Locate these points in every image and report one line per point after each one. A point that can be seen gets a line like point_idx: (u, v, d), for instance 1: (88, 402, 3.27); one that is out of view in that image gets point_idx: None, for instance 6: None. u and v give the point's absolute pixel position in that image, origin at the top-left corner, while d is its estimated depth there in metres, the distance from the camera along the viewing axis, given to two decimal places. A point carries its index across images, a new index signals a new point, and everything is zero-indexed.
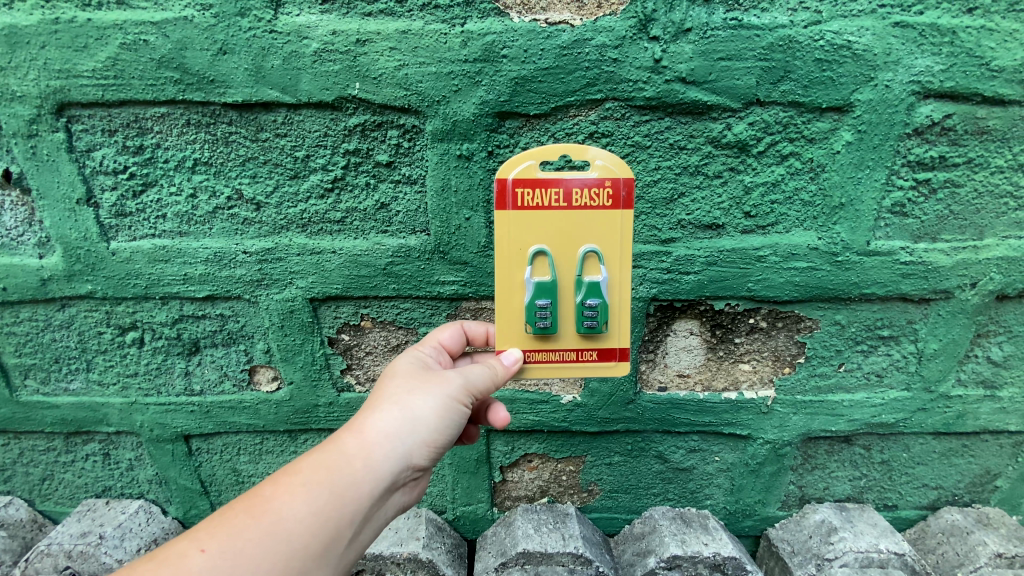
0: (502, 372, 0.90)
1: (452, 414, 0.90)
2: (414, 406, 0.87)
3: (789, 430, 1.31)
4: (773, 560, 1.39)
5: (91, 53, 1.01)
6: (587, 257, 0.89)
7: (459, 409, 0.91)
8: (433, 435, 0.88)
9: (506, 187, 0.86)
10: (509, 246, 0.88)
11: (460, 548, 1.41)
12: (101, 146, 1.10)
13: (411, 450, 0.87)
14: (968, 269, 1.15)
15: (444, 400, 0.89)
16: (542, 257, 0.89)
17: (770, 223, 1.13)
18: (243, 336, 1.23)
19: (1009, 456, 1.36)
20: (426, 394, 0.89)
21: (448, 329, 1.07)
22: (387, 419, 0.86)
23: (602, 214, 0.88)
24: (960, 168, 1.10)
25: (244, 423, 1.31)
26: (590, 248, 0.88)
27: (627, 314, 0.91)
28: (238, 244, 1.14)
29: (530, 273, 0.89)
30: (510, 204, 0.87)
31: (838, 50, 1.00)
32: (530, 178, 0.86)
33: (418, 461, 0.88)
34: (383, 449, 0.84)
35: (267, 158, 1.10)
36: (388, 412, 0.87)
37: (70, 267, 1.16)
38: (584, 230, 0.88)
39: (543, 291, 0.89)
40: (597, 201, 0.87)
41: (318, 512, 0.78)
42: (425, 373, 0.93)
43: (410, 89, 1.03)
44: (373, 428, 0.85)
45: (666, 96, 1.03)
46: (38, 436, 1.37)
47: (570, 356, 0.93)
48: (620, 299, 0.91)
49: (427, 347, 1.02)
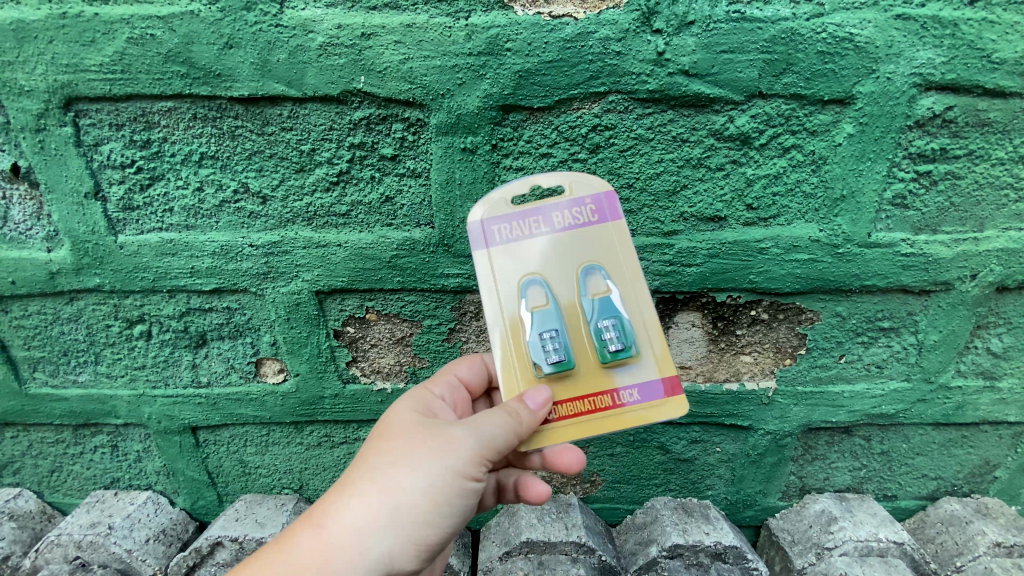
0: (528, 419, 0.84)
1: (459, 486, 0.84)
2: (417, 479, 0.82)
3: (790, 421, 1.33)
4: (773, 549, 1.41)
5: (99, 48, 1.02)
6: (585, 276, 0.90)
7: (464, 482, 0.84)
8: (431, 519, 0.83)
9: (505, 219, 0.90)
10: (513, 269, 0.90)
11: (464, 538, 1.43)
12: (109, 140, 1.10)
13: (397, 544, 0.81)
14: (968, 261, 1.16)
15: (440, 472, 0.83)
16: (532, 290, 0.90)
17: (772, 215, 1.14)
18: (250, 328, 1.24)
19: (1008, 447, 1.38)
20: (430, 469, 0.83)
21: (465, 364, 1.11)
22: (368, 513, 0.81)
23: (638, 373, 0.89)
24: (961, 160, 1.11)
25: (251, 415, 1.32)
26: (587, 268, 0.90)
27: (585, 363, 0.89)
28: (244, 237, 1.15)
29: (528, 314, 0.89)
30: (497, 239, 0.90)
31: (840, 43, 1.00)
32: (501, 214, 0.90)
33: (415, 552, 0.84)
34: (366, 548, 0.80)
35: (273, 151, 1.11)
36: (398, 484, 0.82)
37: (78, 261, 1.17)
38: (576, 254, 0.91)
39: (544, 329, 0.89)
40: (646, 365, 0.89)
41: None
42: (422, 433, 0.88)
43: (414, 82, 1.03)
44: (346, 523, 0.81)
45: (669, 89, 1.04)
46: (47, 428, 1.39)
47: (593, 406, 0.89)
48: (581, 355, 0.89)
49: (424, 391, 1.04)
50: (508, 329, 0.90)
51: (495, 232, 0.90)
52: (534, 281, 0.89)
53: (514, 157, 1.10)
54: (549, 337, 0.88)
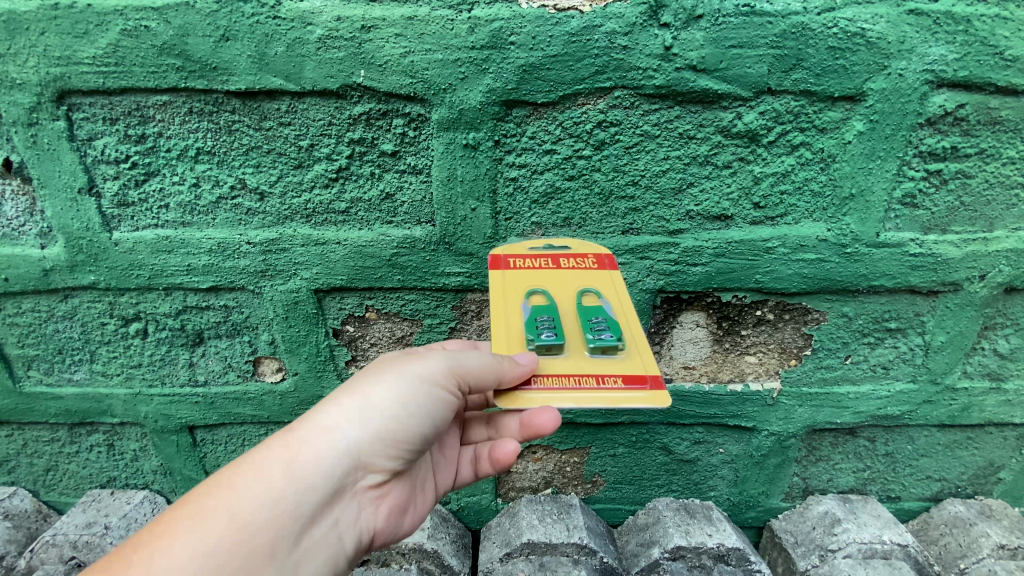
0: (509, 369, 0.81)
1: (430, 406, 0.86)
2: (389, 394, 0.84)
3: (795, 422, 1.31)
4: (776, 550, 1.40)
5: (91, 40, 0.99)
6: (588, 296, 0.97)
7: (435, 393, 0.86)
8: (399, 426, 0.84)
9: (526, 250, 1.06)
10: (527, 275, 0.99)
11: (464, 538, 1.41)
12: (103, 135, 1.08)
13: (365, 457, 0.83)
14: (977, 261, 1.14)
15: (417, 391, 0.85)
16: (539, 295, 0.96)
17: (779, 214, 1.12)
18: (247, 327, 1.22)
19: (1014, 449, 1.36)
20: (403, 385, 0.85)
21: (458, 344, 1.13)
22: (345, 423, 0.82)
23: (621, 363, 0.87)
24: (972, 159, 1.09)
25: (249, 414, 1.31)
26: (590, 290, 0.98)
27: (577, 346, 0.88)
28: (241, 234, 1.13)
29: (527, 303, 0.94)
30: (513, 261, 1.02)
31: (851, 38, 0.98)
32: (520, 250, 1.06)
33: (383, 459, 0.85)
34: (334, 448, 0.81)
35: (271, 147, 1.08)
36: (371, 396, 0.83)
37: (73, 258, 1.15)
38: (587, 283, 0.99)
39: (544, 312, 0.91)
40: (630, 360, 0.87)
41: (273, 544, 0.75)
42: (401, 358, 0.90)
43: (415, 76, 1.01)
44: (320, 431, 0.82)
45: (676, 84, 1.02)
46: (43, 427, 1.37)
47: (584, 381, 0.84)
48: (574, 339, 0.89)
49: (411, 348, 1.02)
50: (509, 310, 0.93)
51: (513, 260, 1.02)
52: (539, 287, 0.97)
53: (517, 154, 1.08)
54: (549, 316, 0.89)
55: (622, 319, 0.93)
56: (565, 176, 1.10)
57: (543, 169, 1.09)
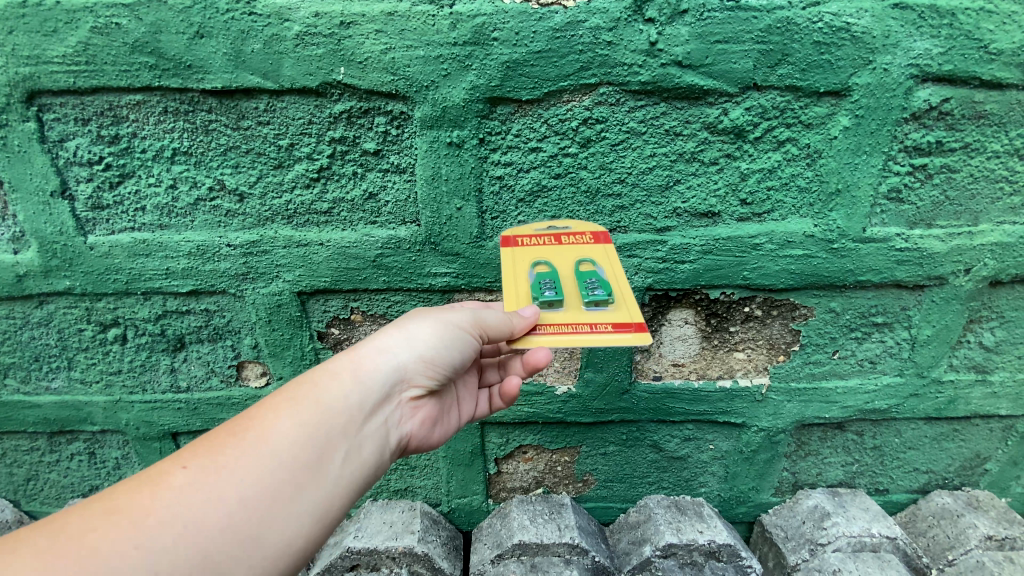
0: (518, 321, 0.83)
1: (459, 344, 0.89)
2: (426, 331, 0.89)
3: (784, 418, 1.32)
4: (767, 545, 1.40)
5: (60, 39, 0.96)
6: (586, 263, 0.96)
7: (464, 334, 0.89)
8: (429, 359, 0.88)
9: (530, 229, 1.06)
10: (531, 250, 1.00)
11: (456, 540, 1.40)
12: (75, 136, 1.05)
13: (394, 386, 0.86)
14: (962, 255, 1.14)
15: (448, 330, 0.89)
16: (541, 265, 0.96)
17: (766, 210, 1.12)
18: (230, 331, 1.20)
19: (999, 440, 1.38)
20: (439, 324, 0.89)
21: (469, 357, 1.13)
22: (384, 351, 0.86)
23: (614, 312, 0.86)
24: (956, 153, 1.09)
25: (233, 419, 1.28)
26: (587, 259, 0.97)
27: (574, 300, 0.88)
28: (221, 237, 1.10)
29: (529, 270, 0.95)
30: (518, 237, 1.02)
31: (836, 32, 0.97)
32: (525, 229, 1.06)
33: (419, 381, 0.89)
34: (376, 367, 0.85)
35: (250, 147, 1.06)
36: (406, 334, 0.88)
37: (47, 263, 1.12)
38: (585, 254, 0.99)
39: (544, 275, 0.92)
40: (623, 310, 0.87)
41: (324, 452, 0.76)
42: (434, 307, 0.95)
43: (397, 73, 0.99)
44: (364, 359, 0.85)
45: (661, 80, 1.00)
46: (20, 436, 1.33)
47: (580, 328, 0.84)
48: (571, 295, 0.89)
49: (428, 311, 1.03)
50: (512, 277, 0.94)
51: (518, 237, 1.02)
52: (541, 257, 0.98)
53: (502, 152, 1.07)
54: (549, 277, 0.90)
55: (616, 279, 0.92)
56: (551, 174, 1.08)
57: (530, 167, 1.08)
